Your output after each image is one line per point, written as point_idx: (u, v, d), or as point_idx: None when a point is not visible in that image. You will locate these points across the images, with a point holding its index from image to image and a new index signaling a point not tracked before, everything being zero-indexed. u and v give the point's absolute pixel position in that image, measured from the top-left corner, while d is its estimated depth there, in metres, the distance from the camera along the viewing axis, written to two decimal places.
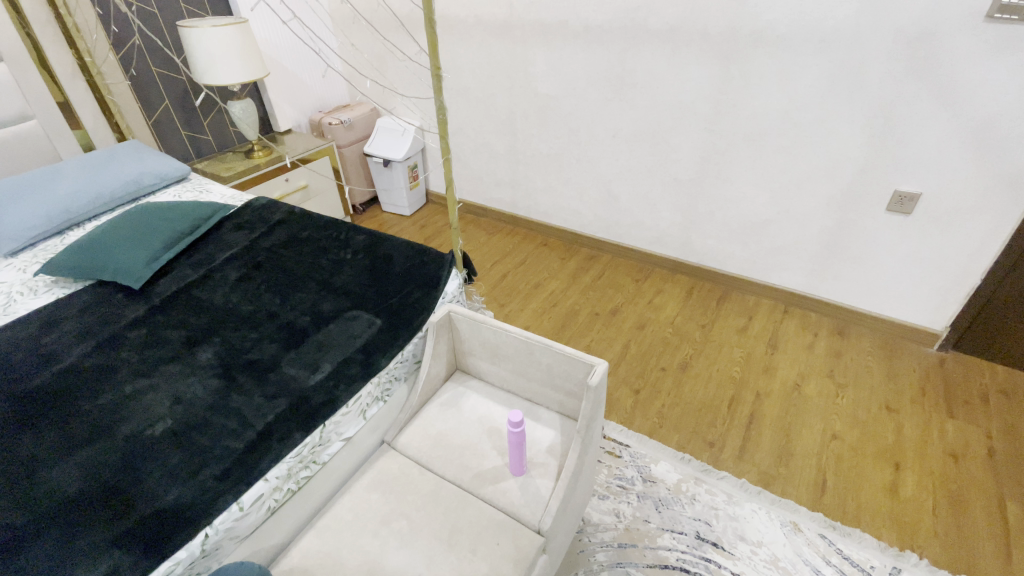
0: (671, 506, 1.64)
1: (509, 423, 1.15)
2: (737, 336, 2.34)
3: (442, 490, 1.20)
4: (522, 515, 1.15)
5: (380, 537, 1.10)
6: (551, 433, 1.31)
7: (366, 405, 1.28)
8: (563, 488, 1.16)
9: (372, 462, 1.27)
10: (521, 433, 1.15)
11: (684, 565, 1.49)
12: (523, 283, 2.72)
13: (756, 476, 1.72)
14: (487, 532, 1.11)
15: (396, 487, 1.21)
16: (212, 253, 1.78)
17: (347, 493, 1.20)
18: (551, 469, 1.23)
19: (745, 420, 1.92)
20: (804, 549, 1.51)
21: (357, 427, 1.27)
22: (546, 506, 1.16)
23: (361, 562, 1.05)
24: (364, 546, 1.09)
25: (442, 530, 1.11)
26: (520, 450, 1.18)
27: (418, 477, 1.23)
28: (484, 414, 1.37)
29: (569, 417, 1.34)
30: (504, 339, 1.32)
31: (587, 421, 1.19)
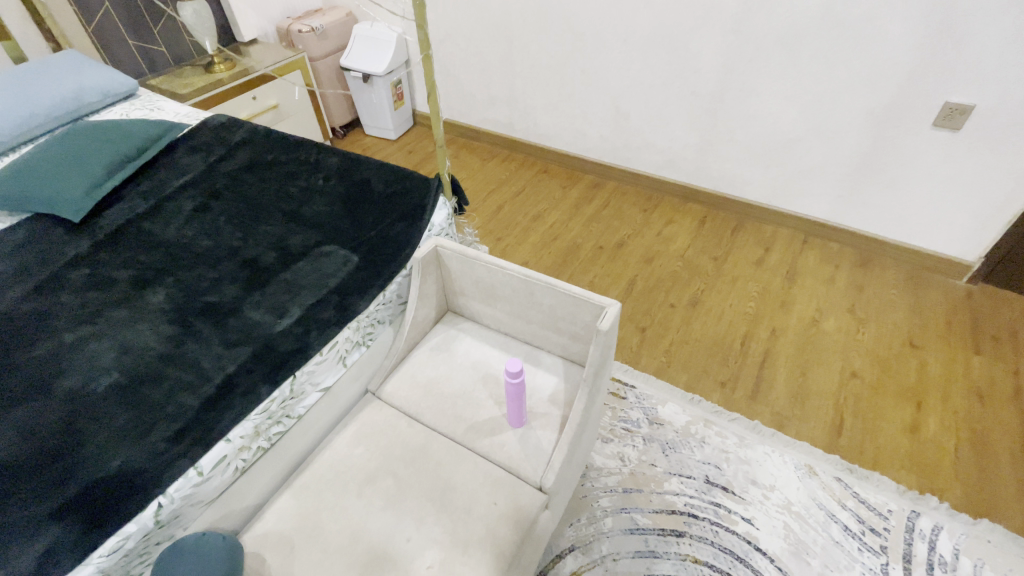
0: (679, 449, 1.55)
1: (506, 374, 1.00)
2: (751, 269, 2.18)
3: (432, 444, 1.07)
4: (523, 471, 1.04)
5: (365, 497, 0.98)
6: (555, 380, 1.16)
7: (345, 353, 1.13)
8: (569, 441, 1.03)
9: (355, 413, 1.14)
10: (521, 384, 1.01)
11: (692, 510, 1.41)
12: (521, 214, 2.50)
13: (770, 418, 1.62)
14: (484, 490, 1.00)
15: (381, 441, 1.08)
16: (165, 180, 1.55)
17: (326, 447, 1.07)
18: (554, 420, 1.09)
19: (758, 358, 1.80)
20: (819, 493, 1.43)
21: (336, 375, 1.13)
22: (549, 461, 1.04)
23: (343, 526, 0.94)
24: (347, 507, 0.97)
25: (433, 488, 1.00)
26: (520, 402, 1.04)
27: (406, 428, 1.10)
28: (478, 358, 1.22)
29: (574, 362, 1.19)
30: (501, 278, 1.15)
31: (595, 370, 1.04)
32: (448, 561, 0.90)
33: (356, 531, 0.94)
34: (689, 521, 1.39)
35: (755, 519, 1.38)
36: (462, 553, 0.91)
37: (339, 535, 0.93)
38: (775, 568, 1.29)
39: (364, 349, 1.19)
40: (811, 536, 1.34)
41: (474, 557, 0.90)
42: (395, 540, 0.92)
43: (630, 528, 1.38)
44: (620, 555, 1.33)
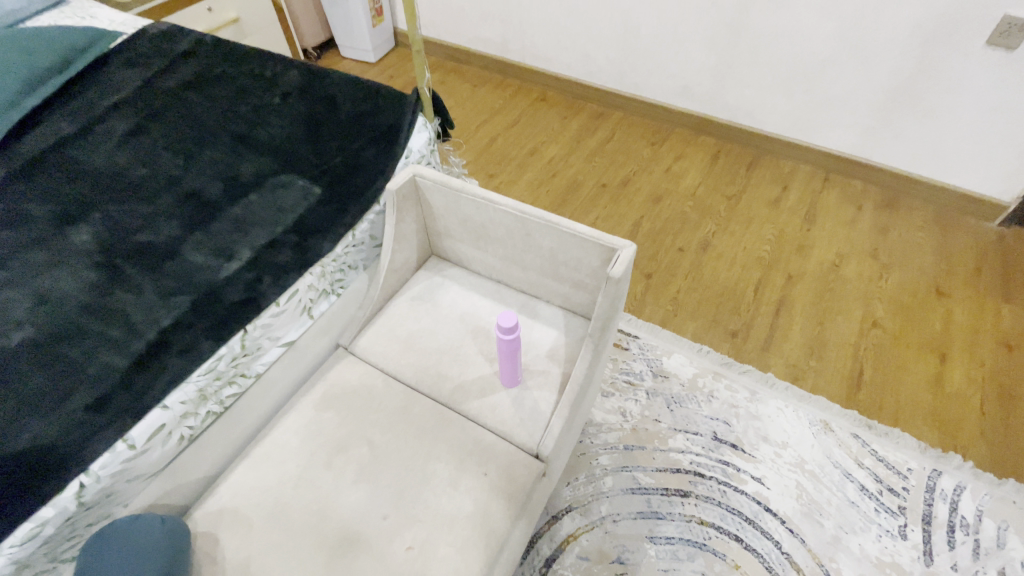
0: (685, 405, 1.41)
1: (499, 330, 0.84)
2: (768, 209, 1.99)
3: (413, 406, 0.93)
4: (517, 438, 0.90)
5: (334, 469, 0.85)
6: (556, 334, 1.00)
7: (310, 303, 0.97)
8: (570, 403, 0.89)
9: (322, 371, 0.98)
10: (516, 340, 0.85)
11: (698, 469, 1.30)
12: (516, 147, 2.27)
13: (784, 370, 1.50)
14: (472, 459, 0.86)
15: (353, 404, 0.93)
16: (96, 98, 1.32)
17: (289, 410, 0.92)
18: (553, 379, 0.94)
19: (773, 306, 1.65)
20: (834, 450, 1.33)
21: (301, 329, 0.97)
22: (547, 425, 0.89)
23: (310, 502, 0.81)
24: (315, 480, 0.84)
25: (413, 458, 0.86)
26: (515, 361, 0.89)
27: (383, 389, 0.95)
28: (466, 309, 1.05)
29: (577, 313, 1.03)
30: (491, 214, 0.96)
31: (602, 324, 0.88)
32: (431, 541, 0.78)
33: (324, 508, 0.81)
34: (695, 480, 1.28)
35: (765, 478, 1.28)
36: (447, 532, 0.79)
37: (305, 513, 0.80)
38: (786, 529, 1.20)
39: (333, 299, 1.03)
40: (825, 496, 1.25)
41: (461, 537, 0.78)
42: (369, 518, 0.80)
43: (632, 488, 1.27)
44: (621, 517, 1.22)
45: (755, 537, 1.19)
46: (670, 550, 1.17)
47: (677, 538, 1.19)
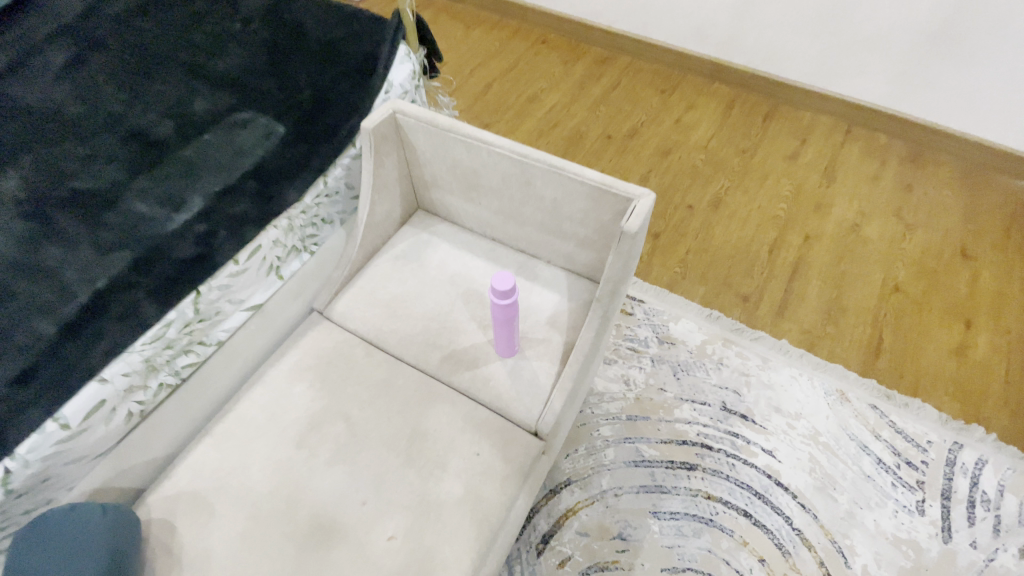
0: (692, 372, 1.31)
1: (493, 295, 0.73)
2: (784, 164, 1.85)
3: (397, 378, 0.82)
4: (513, 415, 0.79)
5: (305, 449, 0.75)
6: (558, 298, 0.89)
7: (277, 261, 0.85)
8: (574, 376, 0.78)
9: (293, 339, 0.86)
10: (513, 306, 0.73)
11: (706, 441, 1.21)
12: (514, 94, 2.08)
13: (799, 336, 1.40)
14: (463, 438, 0.76)
15: (328, 376, 0.82)
16: (30, 24, 1.14)
17: (255, 383, 0.81)
18: (555, 348, 0.83)
19: (789, 268, 1.54)
20: (850, 422, 1.25)
21: (268, 291, 0.85)
22: (547, 400, 0.79)
23: (278, 486, 0.72)
24: (283, 461, 0.74)
25: (396, 437, 0.76)
26: (512, 329, 0.77)
27: (362, 359, 0.84)
28: (457, 270, 0.93)
29: (581, 275, 0.90)
30: (485, 158, 0.83)
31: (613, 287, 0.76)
32: (416, 530, 0.69)
33: (294, 492, 0.71)
34: (702, 453, 1.19)
35: (777, 451, 1.20)
36: (433, 520, 0.69)
37: (273, 498, 0.71)
38: (798, 505, 1.13)
39: (305, 258, 0.90)
40: (840, 469, 1.18)
41: (449, 526, 0.69)
42: (345, 503, 0.70)
43: (636, 461, 1.18)
44: (623, 491, 1.14)
45: (765, 513, 1.12)
46: (675, 526, 1.10)
47: (682, 513, 1.11)
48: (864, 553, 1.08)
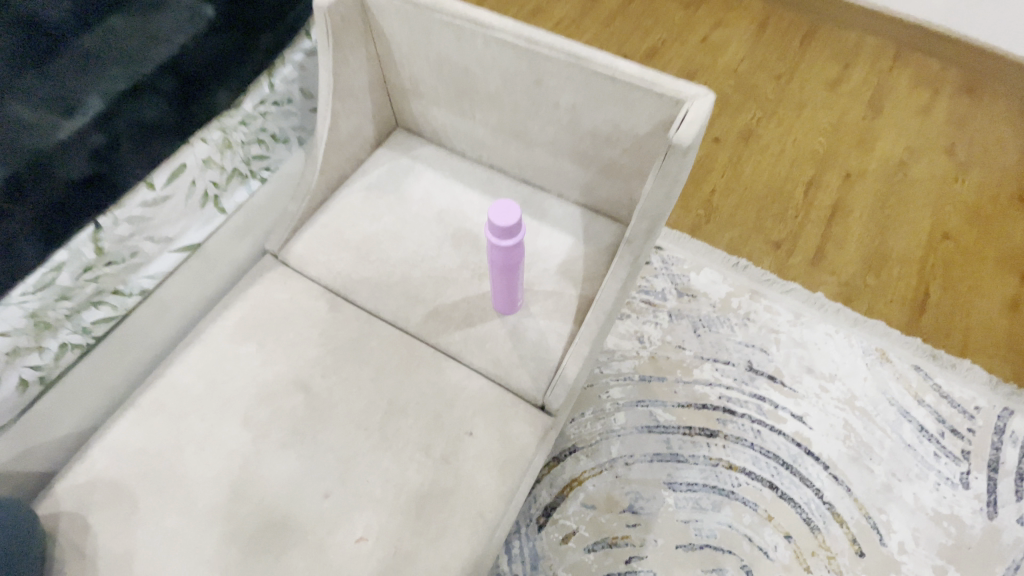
0: (715, 328, 1.15)
1: (491, 233, 0.52)
2: (824, 92, 1.62)
3: (370, 338, 0.65)
4: (515, 386, 0.63)
5: (251, 427, 0.59)
6: (572, 240, 0.71)
7: (213, 189, 0.69)
8: (592, 338, 0.61)
9: (239, 287, 0.69)
10: (517, 248, 0.54)
11: (728, 405, 1.07)
12: (515, 6, 1.80)
13: (836, 289, 1.23)
14: (452, 415, 0.61)
15: (281, 335, 0.65)
16: None
17: (190, 343, 0.64)
18: (567, 303, 0.67)
19: (826, 212, 1.36)
20: (890, 385, 1.11)
21: (207, 228, 0.70)
22: (556, 368, 0.63)
23: (218, 474, 0.57)
24: (224, 442, 0.58)
25: (367, 413, 0.60)
26: (514, 275, 0.59)
27: (326, 314, 0.67)
28: (445, 205, 0.75)
29: (600, 212, 0.72)
30: (481, 51, 0.63)
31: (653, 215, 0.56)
32: (393, 530, 0.55)
33: (239, 481, 0.57)
34: (724, 418, 1.05)
35: (808, 417, 1.06)
36: (415, 517, 0.55)
37: (212, 489, 0.56)
38: (830, 476, 1.01)
39: (255, 190, 0.75)
40: (877, 438, 1.05)
41: (434, 525, 0.55)
42: (302, 496, 0.56)
43: (649, 426, 1.04)
44: (635, 460, 1.01)
45: (793, 485, 1.00)
46: (692, 498, 0.98)
47: (700, 485, 0.99)
48: (900, 529, 0.97)
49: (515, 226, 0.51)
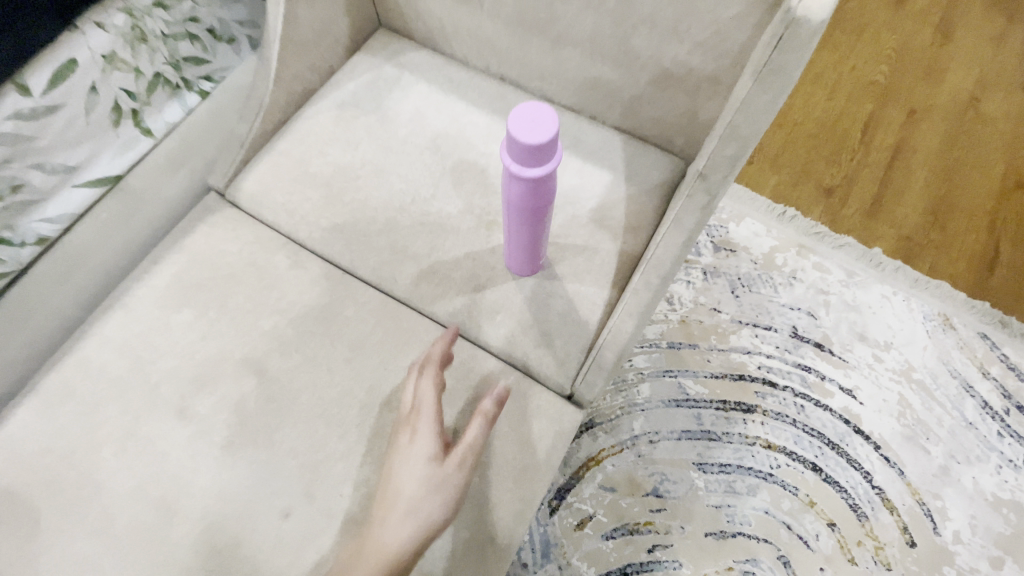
0: (756, 288, 1.00)
1: (512, 157, 0.35)
2: (890, 9, 1.36)
3: (342, 304, 0.50)
4: (535, 370, 0.49)
5: (187, 422, 0.45)
6: (609, 178, 0.54)
7: (134, 102, 0.55)
8: (641, 310, 0.46)
9: (171, 235, 0.52)
10: (546, 180, 0.37)
11: (768, 376, 0.93)
12: None
13: (894, 244, 1.07)
14: (456, 410, 0.47)
15: (227, 299, 0.49)
16: None
17: (108, 309, 0.49)
18: (603, 260, 0.51)
19: (885, 155, 1.17)
20: (952, 355, 0.97)
21: (128, 155, 0.56)
22: (589, 348, 0.49)
23: (145, 483, 0.43)
24: (151, 440, 0.44)
25: (339, 406, 0.46)
26: (540, 217, 0.42)
27: (286, 272, 0.51)
28: (442, 129, 0.57)
29: (646, 140, 0.55)
30: None
31: (748, 136, 0.38)
32: None
33: (173, 495, 0.43)
34: (762, 391, 0.92)
35: (859, 391, 0.93)
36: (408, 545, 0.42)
37: (138, 502, 0.43)
38: (881, 458, 0.89)
39: (192, 109, 0.61)
40: (935, 415, 0.93)
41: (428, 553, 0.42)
42: (257, 513, 0.42)
43: (677, 400, 0.91)
44: (660, 437, 0.89)
45: (839, 467, 0.88)
46: (725, 481, 0.86)
47: (734, 466, 0.87)
48: (956, 517, 0.86)
49: (551, 145, 0.34)
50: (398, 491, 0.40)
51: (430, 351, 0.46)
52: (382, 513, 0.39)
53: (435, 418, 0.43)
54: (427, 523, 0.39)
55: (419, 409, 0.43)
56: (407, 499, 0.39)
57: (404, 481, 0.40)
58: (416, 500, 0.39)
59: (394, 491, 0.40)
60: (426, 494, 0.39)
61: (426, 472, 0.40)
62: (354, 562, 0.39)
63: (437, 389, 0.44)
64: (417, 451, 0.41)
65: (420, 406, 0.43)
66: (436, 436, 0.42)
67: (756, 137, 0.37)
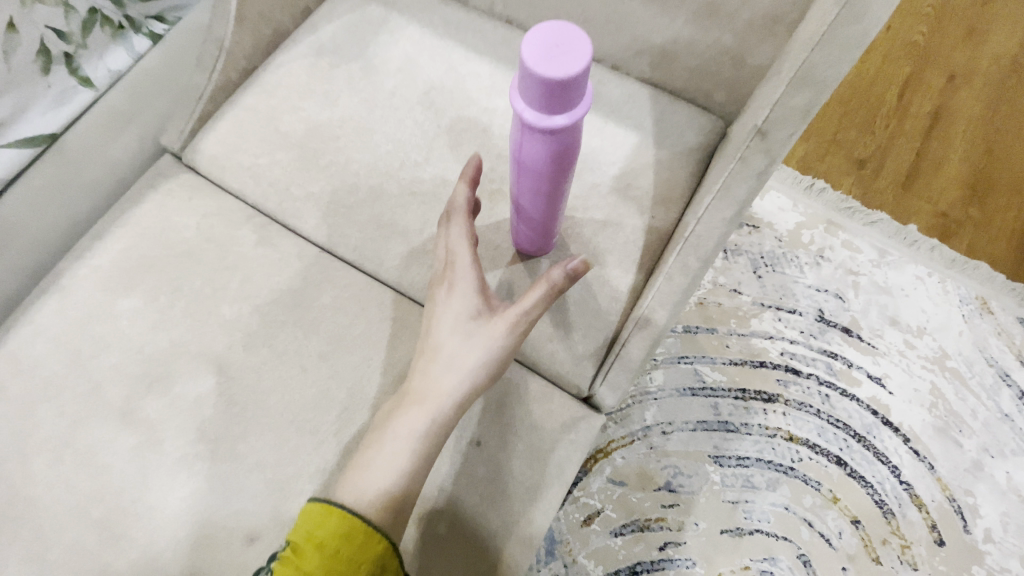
0: (780, 268, 0.92)
1: (530, 103, 0.30)
2: None
3: (310, 285, 0.47)
4: (549, 367, 0.48)
5: (134, 431, 0.42)
6: (620, 140, 0.50)
7: (66, 40, 0.49)
8: (675, 299, 0.41)
9: (116, 207, 0.50)
10: (573, 136, 0.33)
11: (792, 363, 0.87)
12: None
13: (930, 221, 0.97)
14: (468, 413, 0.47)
15: (183, 284, 0.47)
16: None
17: (40, 294, 0.46)
18: (603, 229, 0.48)
19: (925, 121, 1.04)
20: (989, 342, 0.90)
21: (66, 107, 0.50)
22: (615, 346, 0.45)
23: (82, 502, 0.41)
24: (93, 449, 0.42)
25: (316, 410, 0.44)
26: (559, 179, 0.37)
27: (251, 250, 0.48)
28: (435, 79, 0.52)
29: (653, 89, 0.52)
30: None
31: (827, 80, 0.31)
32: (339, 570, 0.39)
33: (118, 516, 0.41)
34: (785, 379, 0.86)
35: (888, 380, 0.87)
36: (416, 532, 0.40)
37: (80, 522, 0.41)
38: (910, 452, 0.83)
39: (141, 57, 0.55)
40: (968, 406, 0.86)
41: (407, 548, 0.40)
42: (203, 529, 0.41)
43: (693, 388, 0.85)
44: (674, 428, 0.83)
45: (865, 461, 0.82)
46: (743, 475, 0.81)
47: (753, 459, 0.81)
48: (988, 515, 0.81)
49: (581, 86, 0.29)
50: (439, 344, 0.41)
51: (459, 202, 0.45)
52: (425, 363, 0.41)
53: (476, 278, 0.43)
54: (471, 374, 0.40)
55: (455, 265, 0.43)
56: (448, 350, 0.41)
57: (445, 334, 0.42)
58: (460, 354, 0.40)
59: (436, 345, 0.41)
60: (468, 345, 0.40)
61: (468, 325, 0.41)
62: (397, 408, 0.40)
63: (471, 246, 0.44)
64: (457, 307, 0.42)
65: (457, 263, 0.43)
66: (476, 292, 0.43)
67: (836, 81, 0.30)
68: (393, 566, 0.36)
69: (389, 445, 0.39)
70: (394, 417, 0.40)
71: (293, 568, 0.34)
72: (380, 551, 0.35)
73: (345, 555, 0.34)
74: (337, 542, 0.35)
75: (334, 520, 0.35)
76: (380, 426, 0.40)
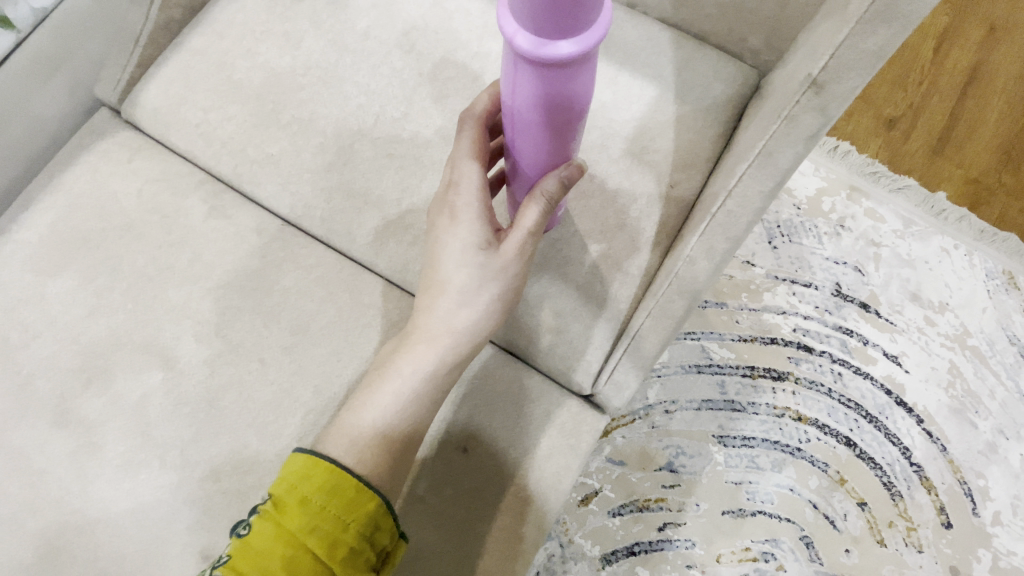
0: (797, 237, 0.86)
1: (528, 24, 0.24)
2: None
3: (267, 258, 0.43)
4: (549, 361, 0.43)
5: (69, 434, 0.39)
6: (626, 95, 0.45)
7: None
8: (698, 285, 0.36)
9: (46, 171, 0.45)
10: (580, 73, 0.27)
11: (804, 340, 0.82)
12: None
13: (960, 189, 0.89)
14: (455, 408, 0.42)
15: (123, 263, 0.42)
16: None
17: None
18: (604, 195, 0.43)
19: (964, 74, 0.94)
20: (1013, 319, 0.85)
21: None
22: (627, 334, 0.41)
23: (16, 512, 0.38)
24: (26, 452, 0.39)
25: (277, 406, 0.40)
26: (563, 130, 0.32)
27: (203, 223, 0.43)
28: (416, 17, 0.45)
29: (663, 35, 0.46)
30: None
31: (911, 14, 0.25)
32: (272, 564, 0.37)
33: (56, 532, 0.38)
34: (796, 356, 0.81)
35: (905, 358, 0.82)
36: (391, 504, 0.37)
37: (14, 538, 0.38)
38: (923, 433, 0.80)
39: None
40: (986, 386, 0.82)
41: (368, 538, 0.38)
42: (150, 535, 0.38)
43: (699, 365, 0.81)
44: (677, 407, 0.79)
45: (875, 441, 0.79)
46: (747, 456, 0.78)
47: (759, 440, 0.78)
48: (998, 497, 0.78)
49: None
50: (445, 278, 0.37)
51: (472, 112, 0.38)
52: (431, 299, 0.37)
53: (485, 205, 0.37)
54: (483, 310, 0.37)
55: (458, 187, 0.37)
56: (456, 285, 0.36)
57: (451, 266, 0.37)
58: (471, 290, 0.36)
59: (441, 281, 0.37)
60: (478, 279, 0.36)
61: (476, 257, 0.36)
62: (402, 345, 0.37)
63: (480, 164, 0.38)
64: (463, 236, 0.37)
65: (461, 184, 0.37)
66: (484, 219, 0.38)
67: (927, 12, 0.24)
68: (386, 526, 0.33)
69: (391, 384, 0.36)
70: (397, 357, 0.37)
71: (276, 524, 0.32)
72: (373, 510, 0.33)
73: (332, 513, 0.32)
74: (323, 500, 0.32)
75: (322, 473, 0.33)
76: (383, 366, 0.38)
